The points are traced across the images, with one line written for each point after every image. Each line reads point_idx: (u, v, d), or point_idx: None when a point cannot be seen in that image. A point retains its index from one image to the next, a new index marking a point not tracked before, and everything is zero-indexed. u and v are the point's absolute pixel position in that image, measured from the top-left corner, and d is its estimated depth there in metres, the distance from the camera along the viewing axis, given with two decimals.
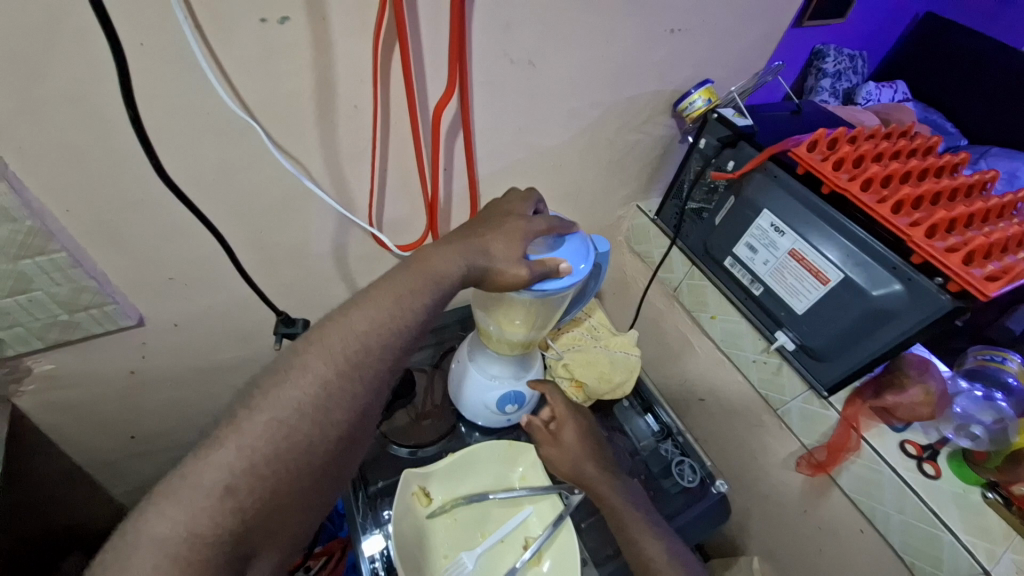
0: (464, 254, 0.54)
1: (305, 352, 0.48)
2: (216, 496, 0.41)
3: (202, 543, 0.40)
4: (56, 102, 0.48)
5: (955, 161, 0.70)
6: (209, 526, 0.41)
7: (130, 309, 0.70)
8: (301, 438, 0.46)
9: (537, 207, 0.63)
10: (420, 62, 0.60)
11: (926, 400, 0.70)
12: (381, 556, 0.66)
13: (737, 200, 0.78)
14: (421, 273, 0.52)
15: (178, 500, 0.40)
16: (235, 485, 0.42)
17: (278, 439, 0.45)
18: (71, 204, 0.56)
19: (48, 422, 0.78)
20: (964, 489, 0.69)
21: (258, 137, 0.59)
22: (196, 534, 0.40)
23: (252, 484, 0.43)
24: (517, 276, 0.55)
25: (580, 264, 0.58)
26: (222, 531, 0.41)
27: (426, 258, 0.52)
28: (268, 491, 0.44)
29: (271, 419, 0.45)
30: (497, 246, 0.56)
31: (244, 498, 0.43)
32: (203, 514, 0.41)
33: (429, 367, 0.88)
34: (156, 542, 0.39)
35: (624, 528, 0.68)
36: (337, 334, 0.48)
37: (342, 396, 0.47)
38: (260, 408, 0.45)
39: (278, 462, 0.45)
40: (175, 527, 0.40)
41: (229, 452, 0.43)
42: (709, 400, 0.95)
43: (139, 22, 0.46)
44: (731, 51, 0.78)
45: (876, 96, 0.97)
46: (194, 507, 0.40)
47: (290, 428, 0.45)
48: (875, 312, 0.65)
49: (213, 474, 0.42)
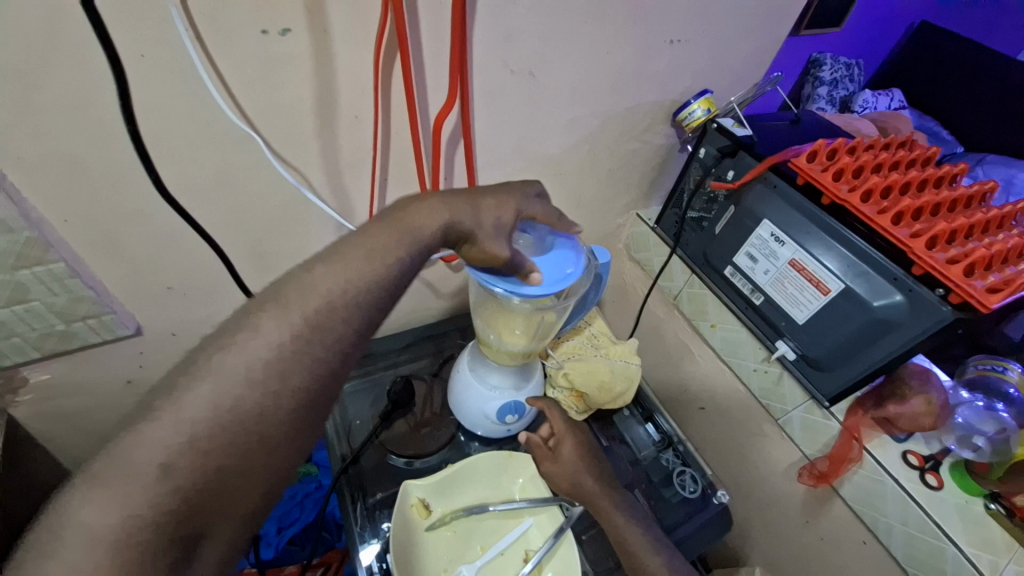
0: (450, 210, 0.51)
1: (261, 317, 0.44)
2: (152, 476, 0.39)
3: (136, 528, 0.39)
4: (54, 113, 0.48)
5: (955, 171, 0.70)
6: (145, 506, 0.39)
7: (128, 319, 0.70)
8: (249, 410, 0.43)
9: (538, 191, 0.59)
10: (421, 73, 0.60)
11: (928, 411, 0.70)
12: (377, 568, 0.65)
13: (737, 209, 0.78)
14: (399, 226, 0.49)
15: (113, 482, 0.39)
16: (172, 464, 0.40)
17: (221, 413, 0.42)
18: (69, 214, 0.56)
19: (43, 431, 0.77)
20: (967, 500, 0.69)
21: (258, 147, 0.59)
22: (132, 517, 0.39)
23: (192, 461, 0.41)
24: (496, 252, 0.53)
25: (570, 266, 0.57)
26: (159, 511, 0.40)
27: (413, 231, 0.49)
28: (215, 471, 0.42)
29: (212, 389, 0.42)
30: (488, 206, 0.53)
31: (183, 478, 0.40)
32: (139, 495, 0.39)
33: (428, 376, 0.87)
34: (92, 536, 0.37)
35: (622, 539, 0.67)
36: (305, 301, 0.45)
37: (298, 364, 0.44)
38: (200, 376, 0.42)
39: (222, 437, 0.42)
40: (109, 513, 0.38)
41: (166, 427, 0.40)
42: (710, 408, 0.95)
43: (138, 34, 0.46)
44: (731, 60, 0.78)
45: (872, 104, 0.97)
46: (127, 492, 0.39)
47: (236, 398, 0.42)
48: (876, 323, 0.64)
49: (147, 450, 0.40)
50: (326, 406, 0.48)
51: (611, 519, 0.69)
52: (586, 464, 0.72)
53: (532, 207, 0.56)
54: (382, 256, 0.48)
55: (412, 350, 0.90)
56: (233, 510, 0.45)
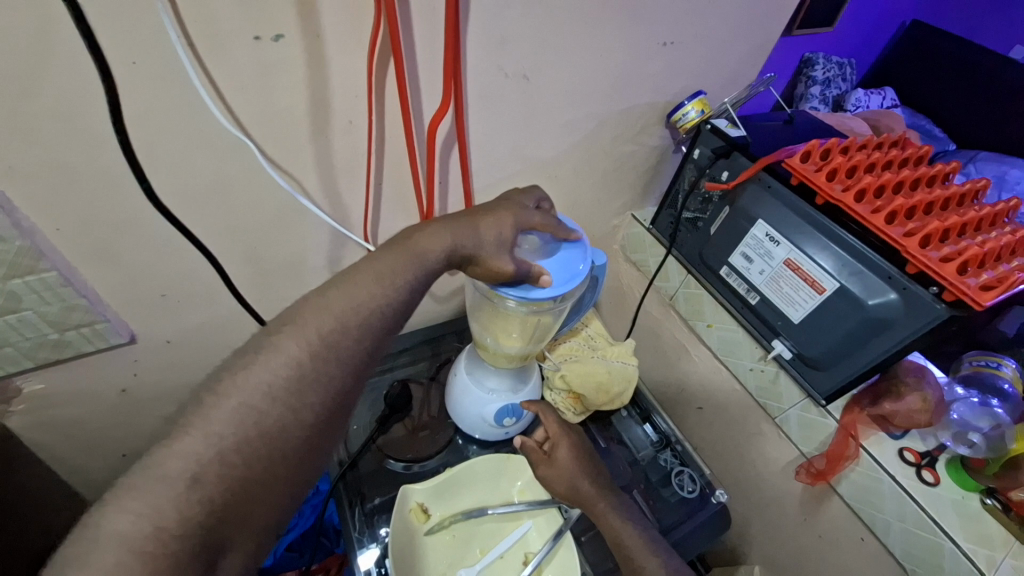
0: (453, 234, 0.54)
1: (280, 337, 0.47)
2: (182, 486, 0.40)
3: (167, 535, 0.39)
4: (45, 122, 0.48)
5: (947, 169, 0.71)
6: (175, 517, 0.39)
7: (121, 326, 0.69)
8: (271, 425, 0.45)
9: (539, 203, 0.62)
10: (415, 79, 0.60)
11: (923, 408, 0.70)
12: (376, 574, 0.65)
13: (731, 210, 0.79)
14: (404, 250, 0.52)
15: (144, 492, 0.39)
16: (201, 475, 0.41)
17: (248, 427, 0.44)
18: (61, 223, 0.55)
19: (38, 442, 0.77)
20: (963, 496, 0.69)
21: (251, 153, 0.59)
22: (160, 528, 0.39)
23: (220, 474, 0.42)
24: (501, 267, 0.55)
25: (581, 263, 0.59)
26: (187, 523, 0.40)
27: (420, 256, 0.52)
28: (239, 484, 0.43)
29: (238, 405, 0.44)
30: (489, 225, 0.55)
31: (212, 489, 0.42)
32: (168, 505, 0.40)
33: (425, 379, 0.87)
34: (124, 540, 0.37)
35: (620, 542, 0.67)
36: (316, 320, 0.47)
37: (316, 380, 0.47)
38: (226, 392, 0.44)
39: (248, 451, 0.44)
40: (137, 521, 0.38)
41: (195, 441, 0.42)
42: (707, 408, 0.95)
43: (130, 41, 0.46)
44: (724, 61, 0.79)
45: (865, 103, 0.97)
46: (159, 503, 0.39)
47: (260, 413, 0.44)
48: (871, 321, 0.65)
49: (177, 462, 0.41)
50: (325, 413, 0.47)
51: (610, 520, 0.69)
52: (584, 466, 0.72)
53: (531, 219, 0.58)
54: (391, 279, 0.51)
55: (409, 354, 0.90)
56: (243, 523, 0.44)
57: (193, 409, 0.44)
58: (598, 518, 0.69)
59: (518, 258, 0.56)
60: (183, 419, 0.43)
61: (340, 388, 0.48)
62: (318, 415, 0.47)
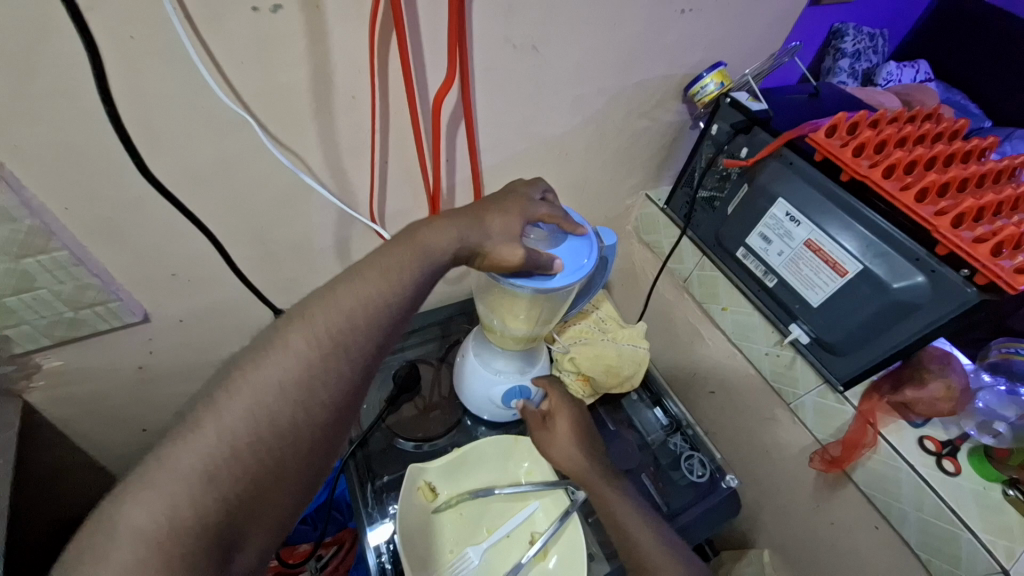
0: (459, 228, 0.52)
1: (285, 330, 0.45)
2: (197, 484, 0.40)
3: (183, 533, 0.39)
4: (45, 99, 0.47)
5: (983, 144, 0.67)
6: (190, 514, 0.40)
7: (135, 305, 0.69)
8: (284, 423, 0.44)
9: (545, 193, 0.61)
10: (419, 50, 0.58)
11: (947, 396, 0.68)
12: (387, 549, 0.66)
13: (750, 188, 0.75)
14: (413, 246, 0.50)
15: (158, 488, 0.40)
16: (216, 474, 0.41)
17: (260, 425, 0.43)
18: (69, 202, 0.55)
19: (60, 417, 0.78)
20: (985, 486, 0.66)
21: (253, 131, 0.57)
22: (177, 526, 0.39)
23: (232, 471, 0.42)
24: (506, 253, 0.54)
25: (584, 258, 0.56)
26: (202, 520, 0.40)
27: (427, 253, 0.51)
28: (251, 481, 0.43)
29: (249, 403, 0.43)
30: (494, 221, 0.54)
31: (226, 488, 0.42)
32: (184, 503, 0.40)
33: (435, 360, 0.87)
34: (141, 538, 0.38)
35: (624, 528, 0.65)
36: (322, 308, 0.46)
37: (325, 375, 0.45)
38: (238, 389, 0.43)
39: (261, 449, 0.43)
40: (154, 518, 0.39)
41: (208, 439, 0.42)
42: (719, 392, 0.94)
43: (126, 14, 0.44)
44: (746, 31, 0.75)
45: (896, 77, 0.92)
46: (174, 500, 0.40)
47: (272, 411, 0.43)
48: (896, 305, 0.62)
49: (190, 460, 0.41)
50: (335, 408, 0.46)
51: (612, 508, 0.67)
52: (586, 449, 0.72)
53: (537, 208, 0.57)
54: (396, 274, 0.49)
55: (419, 334, 0.89)
56: (260, 515, 0.45)
57: (203, 405, 0.43)
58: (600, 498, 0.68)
59: (527, 246, 0.54)
60: (194, 415, 0.43)
61: (348, 379, 0.46)
62: (329, 410, 0.46)
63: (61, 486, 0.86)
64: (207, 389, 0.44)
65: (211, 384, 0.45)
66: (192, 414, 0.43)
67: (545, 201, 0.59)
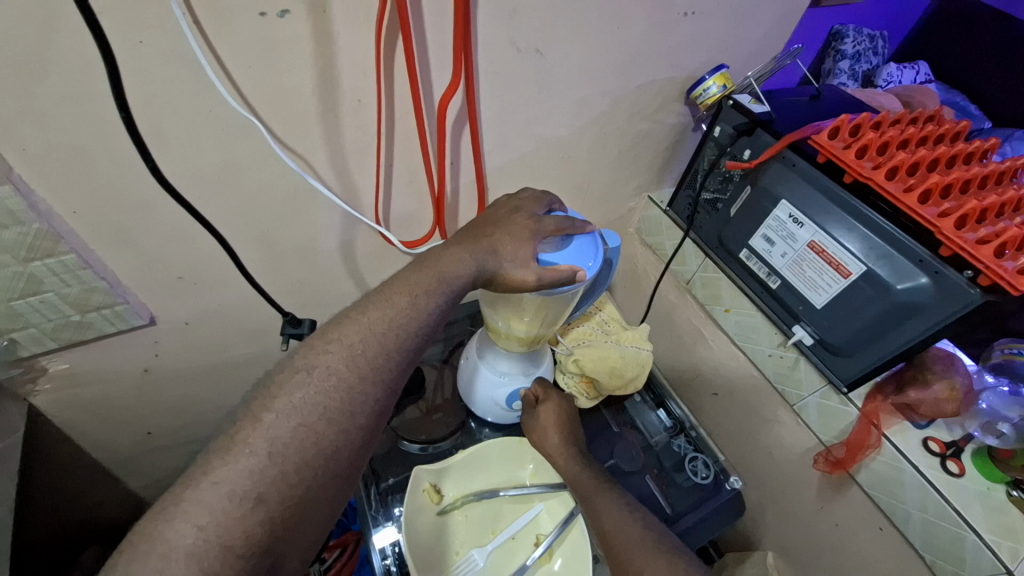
0: (473, 254, 0.54)
1: (323, 351, 0.47)
2: (249, 505, 0.40)
3: (233, 555, 0.38)
4: (56, 103, 0.47)
5: (986, 146, 0.67)
6: (240, 535, 0.39)
7: (141, 308, 0.70)
8: (328, 445, 0.44)
9: (553, 207, 0.61)
10: (425, 53, 0.58)
11: (951, 396, 0.67)
12: (392, 552, 0.66)
13: (753, 189, 0.76)
14: (434, 272, 0.52)
15: (209, 505, 0.39)
16: (266, 494, 0.41)
17: (307, 446, 0.43)
18: (78, 206, 0.56)
19: (66, 420, 0.78)
20: (988, 487, 0.67)
21: (261, 135, 0.58)
22: (228, 546, 0.38)
23: (281, 492, 0.42)
24: (513, 259, 0.54)
25: (591, 263, 0.55)
26: (250, 541, 0.39)
27: (449, 282, 0.52)
28: (296, 500, 0.42)
29: (298, 425, 0.43)
30: (506, 245, 0.55)
31: (273, 508, 0.41)
32: (235, 523, 0.39)
33: (438, 363, 0.87)
34: (194, 560, 0.37)
35: (621, 531, 0.62)
36: (358, 332, 0.48)
37: (364, 399, 0.46)
38: (286, 409, 0.44)
39: (308, 470, 0.43)
40: (206, 537, 0.38)
41: (259, 458, 0.41)
42: (722, 394, 0.94)
43: (135, 20, 0.45)
44: (748, 33, 0.75)
45: (897, 78, 0.91)
46: (226, 518, 0.39)
47: (318, 434, 0.44)
48: (900, 307, 0.62)
49: (241, 479, 0.40)
50: (368, 430, 0.47)
51: (600, 508, 0.65)
52: (573, 447, 0.72)
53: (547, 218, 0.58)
54: (416, 295, 0.51)
55: None
56: (301, 533, 0.43)
57: (248, 422, 0.43)
58: (596, 505, 0.66)
59: (540, 262, 0.55)
60: (238, 431, 0.43)
61: (380, 403, 0.48)
62: (365, 432, 0.47)
63: (66, 489, 0.86)
64: (244, 405, 0.45)
65: (252, 395, 0.45)
66: (237, 430, 0.43)
67: (553, 214, 0.60)
